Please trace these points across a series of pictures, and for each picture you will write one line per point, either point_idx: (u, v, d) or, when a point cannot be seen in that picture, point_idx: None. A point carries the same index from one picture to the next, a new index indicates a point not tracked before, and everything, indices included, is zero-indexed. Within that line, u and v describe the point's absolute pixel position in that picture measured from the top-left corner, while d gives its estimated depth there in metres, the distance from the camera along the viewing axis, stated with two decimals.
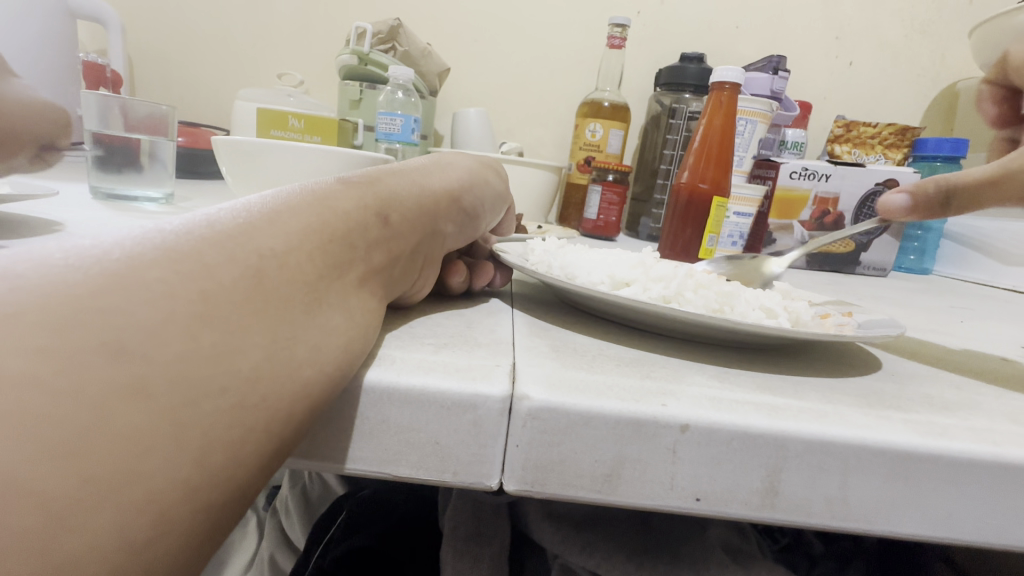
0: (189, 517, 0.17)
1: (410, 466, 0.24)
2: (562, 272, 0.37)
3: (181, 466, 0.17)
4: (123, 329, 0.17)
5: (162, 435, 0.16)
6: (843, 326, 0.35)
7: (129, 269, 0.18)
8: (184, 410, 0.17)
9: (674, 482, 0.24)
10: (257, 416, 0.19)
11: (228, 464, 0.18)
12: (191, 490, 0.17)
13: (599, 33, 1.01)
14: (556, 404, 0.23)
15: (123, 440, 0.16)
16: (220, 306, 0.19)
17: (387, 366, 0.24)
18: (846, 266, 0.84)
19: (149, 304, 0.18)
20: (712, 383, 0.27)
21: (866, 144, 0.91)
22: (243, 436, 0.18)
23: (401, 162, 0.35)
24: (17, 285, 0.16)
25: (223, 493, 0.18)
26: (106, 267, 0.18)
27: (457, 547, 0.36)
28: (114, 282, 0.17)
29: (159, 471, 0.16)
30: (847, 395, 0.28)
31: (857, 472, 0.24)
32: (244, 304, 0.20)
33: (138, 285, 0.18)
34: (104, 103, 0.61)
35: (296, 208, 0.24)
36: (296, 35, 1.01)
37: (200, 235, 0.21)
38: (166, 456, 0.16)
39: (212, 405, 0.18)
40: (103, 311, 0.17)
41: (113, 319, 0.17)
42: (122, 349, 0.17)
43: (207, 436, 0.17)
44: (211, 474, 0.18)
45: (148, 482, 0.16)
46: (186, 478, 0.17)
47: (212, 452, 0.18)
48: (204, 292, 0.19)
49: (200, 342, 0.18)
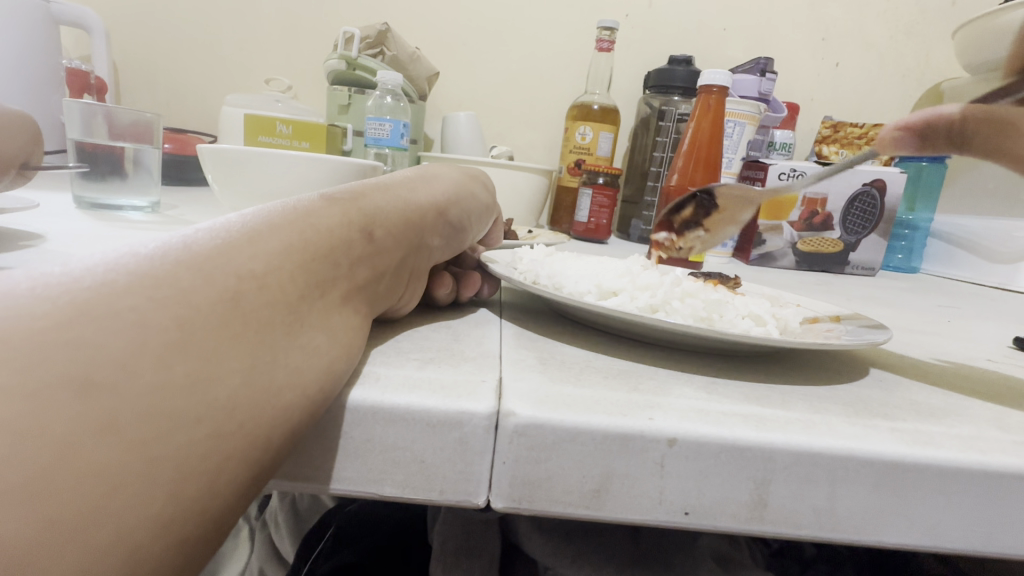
0: (162, 554, 0.17)
1: (396, 485, 0.24)
2: (550, 282, 0.37)
3: (153, 501, 0.16)
4: (91, 361, 0.17)
5: (133, 470, 0.16)
6: (830, 332, 0.36)
7: (99, 298, 0.18)
8: (156, 443, 0.17)
9: (663, 496, 0.24)
10: (234, 443, 0.19)
11: (204, 495, 0.18)
12: (165, 524, 0.17)
13: (588, 36, 1.02)
14: (543, 419, 0.23)
15: (93, 476, 0.16)
16: (196, 332, 0.19)
17: (372, 384, 0.24)
18: (835, 266, 0.84)
19: (119, 334, 0.17)
20: (700, 394, 0.27)
21: (853, 144, 0.92)
22: (221, 466, 0.18)
23: (387, 174, 0.34)
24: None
25: (199, 527, 0.18)
26: (76, 296, 0.18)
27: (447, 561, 0.35)
28: (83, 312, 0.17)
29: (130, 506, 0.16)
30: (834, 403, 0.29)
31: (845, 483, 0.24)
32: (221, 329, 0.19)
33: (108, 315, 0.17)
34: (87, 110, 0.60)
35: (277, 226, 0.24)
36: (283, 39, 1.00)
37: (176, 258, 0.20)
38: (138, 490, 0.16)
39: (185, 435, 0.17)
40: (71, 343, 0.17)
41: (82, 352, 0.17)
42: (91, 382, 0.16)
43: (181, 469, 0.17)
44: (185, 508, 0.17)
45: (119, 518, 0.16)
46: (158, 514, 0.17)
47: (186, 486, 0.17)
48: (179, 320, 0.19)
49: (173, 372, 0.18)
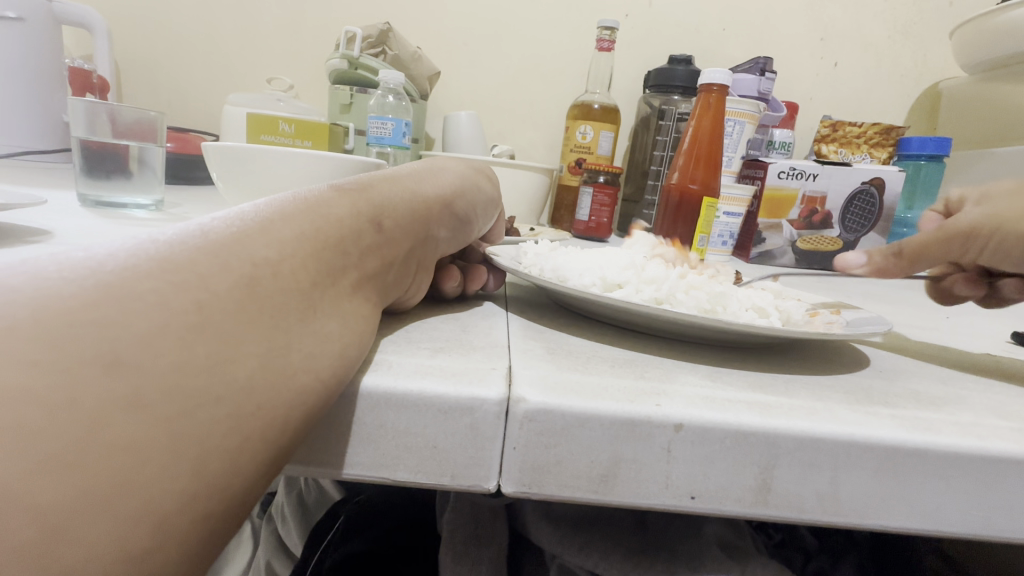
0: (187, 528, 0.17)
1: (409, 470, 0.24)
2: (555, 276, 0.38)
3: (177, 478, 0.17)
4: (117, 340, 0.17)
5: (158, 447, 0.17)
6: (831, 324, 0.36)
7: (121, 281, 0.18)
8: (180, 420, 0.17)
9: (669, 481, 0.24)
10: (254, 424, 0.19)
11: (227, 473, 0.18)
12: (189, 500, 0.17)
13: (587, 35, 1.02)
14: (553, 405, 0.23)
15: (120, 451, 0.16)
16: (215, 315, 0.19)
17: (384, 371, 0.25)
18: (835, 264, 0.85)
19: (143, 314, 0.18)
20: (704, 382, 0.28)
21: (852, 144, 0.93)
22: (241, 445, 0.19)
23: (393, 167, 0.35)
24: (10, 299, 0.17)
25: (220, 504, 0.18)
26: (99, 279, 0.18)
27: (456, 550, 0.36)
28: (107, 294, 0.18)
29: (156, 482, 0.16)
30: (836, 391, 0.29)
31: (847, 468, 0.25)
32: (238, 313, 0.20)
33: (131, 297, 0.18)
34: (91, 109, 0.60)
35: (289, 215, 0.24)
36: (285, 40, 1.01)
37: (194, 245, 0.21)
38: (163, 466, 0.17)
39: (206, 415, 0.18)
40: (97, 323, 0.17)
41: (108, 332, 0.17)
42: (118, 361, 0.17)
43: (204, 447, 0.18)
44: (208, 485, 0.18)
45: (146, 492, 0.16)
46: (184, 489, 0.17)
47: (209, 464, 0.18)
48: (199, 303, 0.19)
49: (194, 354, 0.18)
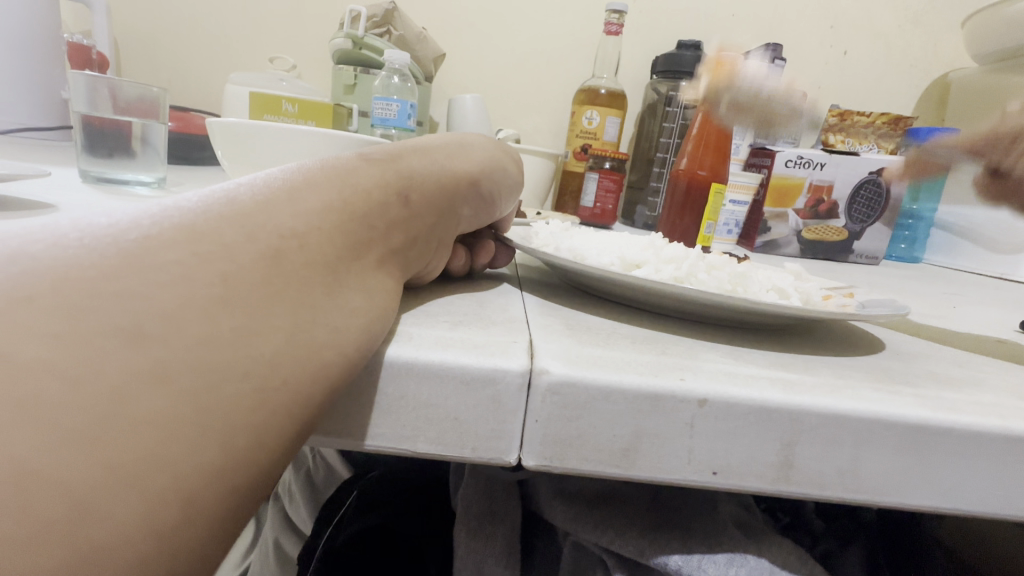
0: (214, 502, 0.17)
1: (429, 442, 0.24)
2: (570, 254, 0.37)
3: (204, 453, 0.17)
4: (141, 313, 0.17)
5: (186, 420, 0.16)
6: (846, 306, 0.35)
7: (145, 251, 0.18)
8: (206, 394, 0.17)
9: (691, 456, 0.24)
10: (281, 399, 0.19)
11: (254, 447, 0.18)
12: (217, 475, 0.17)
13: (595, 19, 1.01)
14: (576, 378, 0.23)
15: (146, 426, 0.16)
16: (240, 287, 0.19)
17: (406, 342, 0.24)
18: (840, 254, 0.85)
19: (166, 286, 0.17)
20: (726, 359, 0.27)
21: (859, 134, 0.91)
22: (267, 421, 0.18)
23: (422, 138, 0.34)
24: (31, 267, 0.16)
25: (250, 477, 0.18)
26: (122, 248, 0.18)
27: (470, 525, 0.36)
28: (129, 264, 0.17)
29: (184, 458, 0.16)
30: (859, 371, 0.29)
31: (869, 445, 0.24)
32: (264, 286, 0.19)
33: (153, 267, 0.18)
34: (92, 85, 0.60)
35: (314, 185, 0.24)
36: (286, 19, 0.99)
37: (217, 212, 0.20)
38: (190, 440, 0.16)
39: (233, 389, 0.18)
40: (120, 295, 0.17)
41: (133, 303, 0.17)
42: (143, 332, 0.16)
43: (231, 421, 0.17)
44: (235, 461, 0.17)
45: (173, 469, 0.16)
46: (213, 464, 0.17)
47: (235, 441, 0.17)
48: (224, 274, 0.19)
49: (221, 326, 0.18)
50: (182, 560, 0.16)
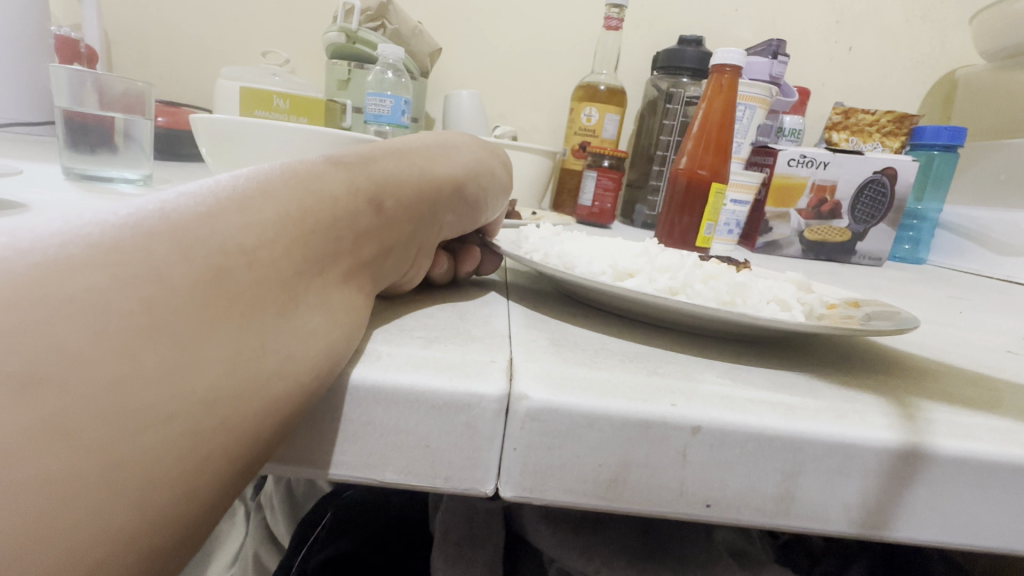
0: (133, 562, 0.15)
1: (398, 471, 0.22)
2: (560, 261, 0.35)
3: (119, 512, 0.15)
4: (42, 355, 0.15)
5: (94, 477, 0.15)
6: (850, 319, 0.33)
7: (55, 276, 0.16)
8: (121, 445, 0.15)
9: (682, 487, 0.22)
10: (217, 440, 0.17)
11: (183, 498, 0.16)
12: (135, 534, 0.15)
13: (594, 14, 0.98)
14: (558, 404, 0.21)
15: (44, 486, 0.14)
16: (169, 316, 0.17)
17: (374, 362, 0.22)
18: (842, 255, 0.83)
19: (77, 319, 0.15)
20: (723, 380, 0.25)
21: (864, 132, 0.89)
22: (200, 466, 0.16)
23: (401, 139, 0.32)
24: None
25: (178, 528, 0.16)
26: (27, 273, 0.15)
27: (449, 552, 0.34)
28: (34, 294, 0.15)
29: (91, 520, 0.14)
30: (866, 392, 0.27)
31: (877, 476, 0.22)
32: (202, 313, 0.17)
33: (63, 297, 0.15)
34: (77, 78, 0.57)
35: (273, 193, 0.21)
36: (279, 11, 0.97)
37: (153, 227, 0.18)
38: (99, 500, 0.15)
39: (158, 435, 0.16)
40: (19, 334, 0.15)
41: (33, 343, 0.15)
42: (43, 378, 0.14)
43: (154, 473, 0.15)
44: (159, 514, 0.16)
45: (79, 533, 0.14)
46: (128, 522, 0.15)
47: (158, 495, 0.16)
48: (149, 303, 0.16)
49: (142, 364, 0.16)
50: None
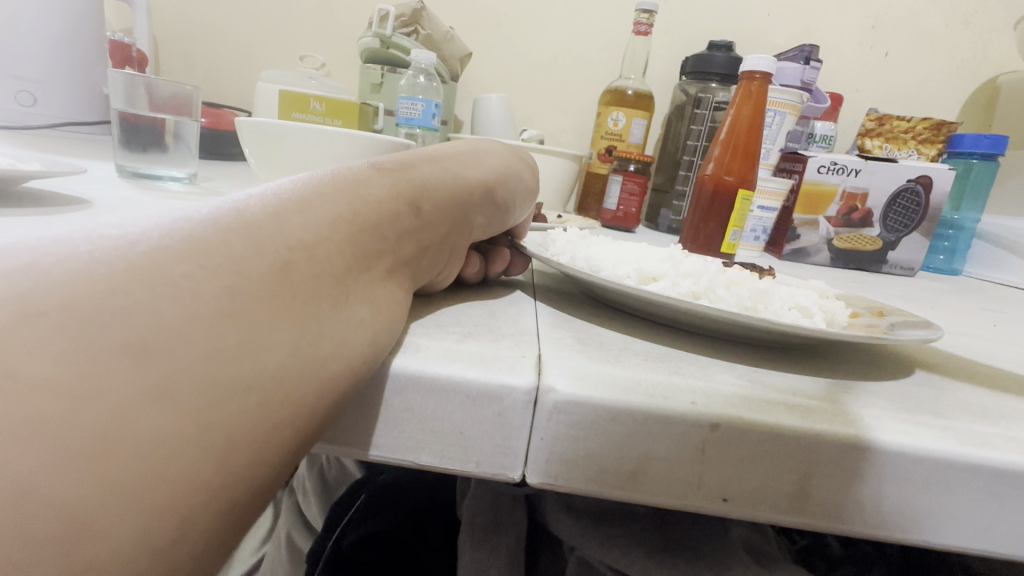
0: (211, 519, 0.17)
1: (433, 455, 0.24)
2: (586, 264, 0.37)
3: (203, 472, 0.17)
4: (147, 329, 0.17)
5: (186, 438, 0.16)
6: (873, 327, 0.34)
7: (153, 264, 0.18)
8: (208, 411, 0.17)
9: (701, 481, 0.23)
10: (283, 414, 0.19)
11: (253, 464, 0.18)
12: (216, 492, 0.17)
13: (624, 19, 0.99)
14: (583, 397, 0.23)
15: (146, 443, 0.16)
16: (247, 302, 0.19)
17: (413, 354, 0.24)
18: (873, 265, 0.82)
19: (173, 301, 0.17)
20: (742, 382, 0.27)
21: (898, 139, 0.87)
22: (268, 435, 0.18)
23: (437, 145, 0.34)
24: (44, 283, 0.16)
25: (247, 491, 0.18)
26: (131, 261, 0.18)
27: (474, 535, 0.36)
28: (137, 277, 0.17)
29: (181, 477, 0.16)
30: (884, 398, 0.28)
31: (892, 478, 0.23)
32: (271, 301, 0.19)
33: (161, 281, 0.18)
34: (130, 81, 0.61)
35: (326, 195, 0.24)
36: (317, 17, 1.00)
37: (228, 225, 0.20)
38: (189, 459, 0.16)
39: (236, 405, 0.18)
40: (126, 310, 0.17)
41: (137, 319, 0.17)
42: (147, 348, 0.17)
43: (231, 438, 0.17)
44: (235, 476, 0.18)
45: (171, 487, 0.16)
46: (210, 481, 0.17)
47: (234, 459, 0.17)
48: (231, 289, 0.19)
49: (224, 341, 0.18)
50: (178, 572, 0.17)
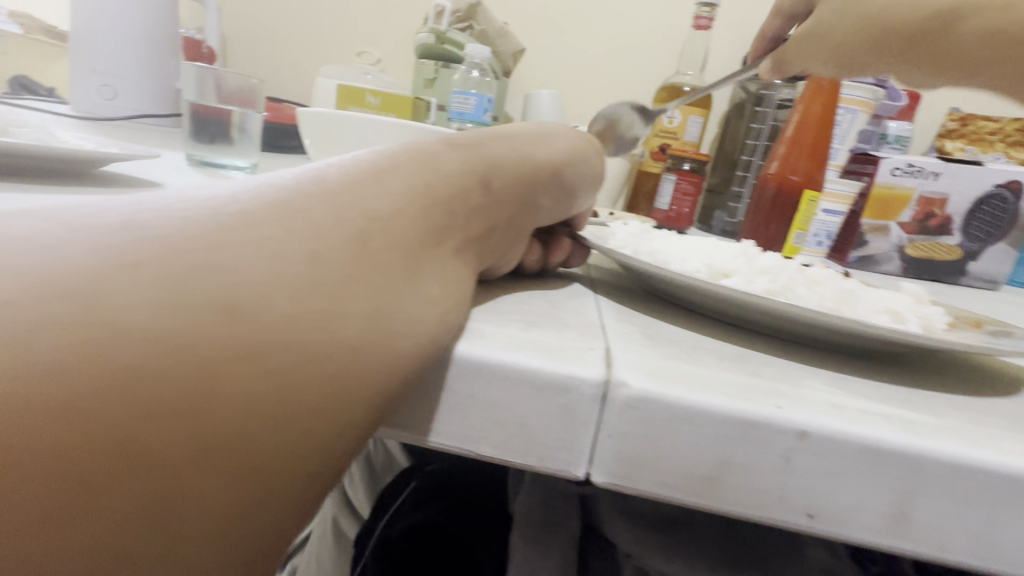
0: (290, 483, 0.17)
1: (494, 446, 0.23)
2: (651, 258, 0.35)
3: (284, 437, 0.17)
4: (236, 288, 0.17)
5: (269, 403, 0.16)
6: (976, 337, 0.30)
7: (241, 226, 0.18)
8: (290, 376, 0.17)
9: (783, 494, 0.21)
10: (356, 387, 0.18)
11: (328, 436, 0.18)
12: (295, 458, 0.17)
13: (682, 13, 0.96)
14: (658, 394, 0.21)
15: (233, 404, 0.16)
16: (328, 268, 0.19)
17: (477, 339, 0.23)
18: (949, 275, 0.75)
19: (260, 262, 0.17)
20: (830, 388, 0.24)
21: (984, 140, 0.80)
22: (343, 407, 0.18)
23: (508, 123, 0.33)
24: (142, 235, 0.17)
25: (323, 462, 0.18)
26: (221, 221, 0.18)
27: (528, 534, 0.34)
28: (226, 237, 0.18)
29: (264, 440, 0.16)
30: (995, 416, 0.24)
31: (1011, 507, 0.20)
32: (348, 268, 0.19)
33: (249, 242, 0.18)
34: (201, 75, 0.64)
35: (401, 168, 0.23)
36: (374, 14, 1.02)
37: (308, 192, 0.21)
38: (273, 424, 0.17)
39: (315, 372, 0.17)
40: (215, 268, 0.17)
41: (225, 278, 0.17)
42: (235, 309, 0.16)
43: (310, 406, 0.17)
44: (312, 444, 0.17)
45: (255, 449, 0.16)
46: (290, 446, 0.17)
47: (312, 427, 0.17)
48: (312, 255, 0.19)
49: (304, 307, 0.18)
50: (261, 531, 0.17)
